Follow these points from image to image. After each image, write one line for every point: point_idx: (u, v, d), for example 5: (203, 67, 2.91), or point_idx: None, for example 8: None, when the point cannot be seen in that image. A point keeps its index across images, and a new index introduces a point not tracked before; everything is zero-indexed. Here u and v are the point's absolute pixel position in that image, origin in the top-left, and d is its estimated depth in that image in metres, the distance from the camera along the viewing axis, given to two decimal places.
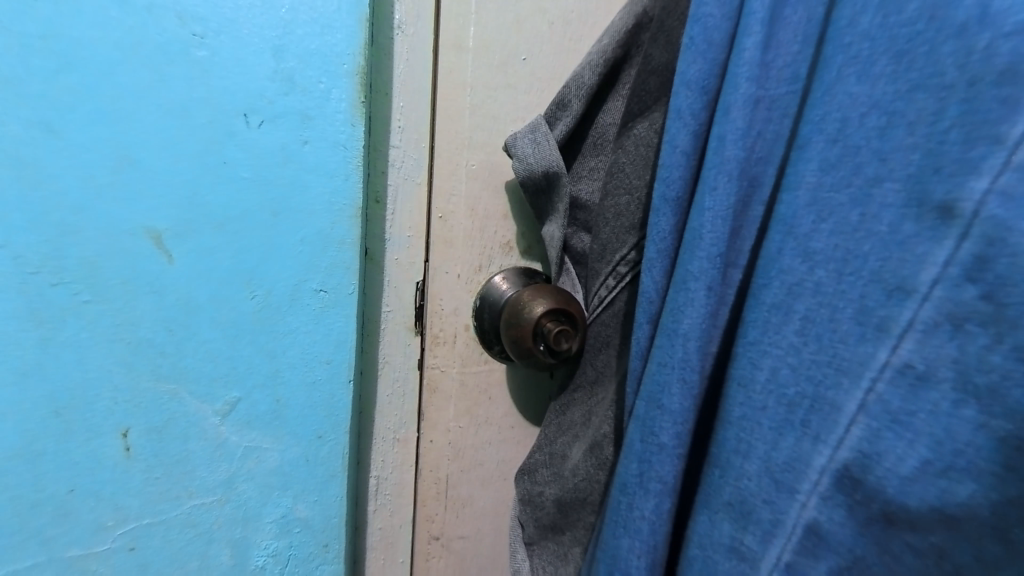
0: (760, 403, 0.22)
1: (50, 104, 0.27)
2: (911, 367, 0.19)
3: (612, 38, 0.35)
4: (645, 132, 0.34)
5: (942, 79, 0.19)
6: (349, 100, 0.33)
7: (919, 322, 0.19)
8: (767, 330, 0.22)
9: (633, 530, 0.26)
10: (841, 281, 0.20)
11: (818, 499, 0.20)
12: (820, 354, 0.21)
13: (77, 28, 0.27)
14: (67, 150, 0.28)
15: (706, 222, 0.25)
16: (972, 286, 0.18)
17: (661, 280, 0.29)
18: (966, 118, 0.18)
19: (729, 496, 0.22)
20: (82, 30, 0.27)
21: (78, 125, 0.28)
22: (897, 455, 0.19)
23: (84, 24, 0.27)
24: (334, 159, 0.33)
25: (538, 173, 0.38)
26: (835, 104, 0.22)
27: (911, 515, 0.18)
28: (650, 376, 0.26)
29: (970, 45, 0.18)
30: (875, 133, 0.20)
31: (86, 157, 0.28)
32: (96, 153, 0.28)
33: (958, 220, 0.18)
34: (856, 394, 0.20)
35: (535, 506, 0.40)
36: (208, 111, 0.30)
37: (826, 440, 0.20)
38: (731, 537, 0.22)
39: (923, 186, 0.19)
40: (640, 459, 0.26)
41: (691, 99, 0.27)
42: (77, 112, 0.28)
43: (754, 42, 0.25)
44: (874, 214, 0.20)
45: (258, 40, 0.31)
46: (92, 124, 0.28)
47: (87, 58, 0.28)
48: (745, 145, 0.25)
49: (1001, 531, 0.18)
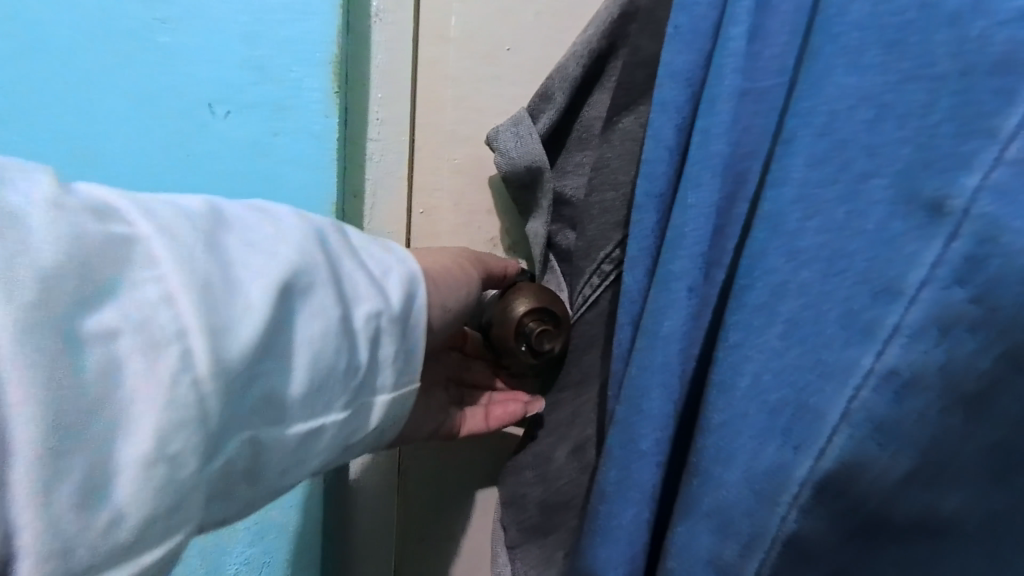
0: (741, 410, 0.20)
1: (32, 95, 0.30)
2: (896, 374, 0.18)
3: (598, 29, 0.34)
4: (631, 125, 0.34)
5: (933, 70, 0.18)
6: (324, 90, 0.31)
7: (905, 326, 0.18)
8: (750, 333, 0.20)
9: (611, 539, 0.25)
10: (825, 281, 0.19)
11: (798, 511, 0.19)
12: (803, 358, 0.19)
13: (49, 18, 0.29)
14: (45, 140, 0.30)
15: (689, 220, 0.24)
16: (961, 289, 0.17)
17: (644, 280, 0.28)
18: (958, 112, 0.18)
19: (708, 506, 0.20)
20: (56, 21, 0.29)
21: (53, 116, 0.30)
22: (881, 467, 0.18)
23: (56, 15, 0.29)
24: (310, 151, 0.32)
25: (521, 168, 0.37)
26: (824, 97, 0.20)
27: (898, 528, 0.19)
28: (630, 380, 0.25)
29: (964, 34, 0.18)
30: (863, 127, 0.19)
31: (58, 149, 0.30)
32: (68, 143, 0.30)
33: (948, 218, 0.17)
34: (840, 402, 0.18)
35: (518, 508, 0.37)
36: (174, 100, 0.30)
37: (807, 450, 0.19)
38: (710, 551, 0.20)
39: (913, 182, 0.18)
40: (620, 467, 0.25)
41: (676, 91, 0.27)
42: (55, 102, 0.30)
43: (740, 32, 0.24)
44: (862, 211, 0.19)
45: (226, 26, 0.30)
46: (65, 115, 0.30)
47: (59, 49, 0.30)
48: (730, 139, 0.24)
49: (986, 529, 0.19)
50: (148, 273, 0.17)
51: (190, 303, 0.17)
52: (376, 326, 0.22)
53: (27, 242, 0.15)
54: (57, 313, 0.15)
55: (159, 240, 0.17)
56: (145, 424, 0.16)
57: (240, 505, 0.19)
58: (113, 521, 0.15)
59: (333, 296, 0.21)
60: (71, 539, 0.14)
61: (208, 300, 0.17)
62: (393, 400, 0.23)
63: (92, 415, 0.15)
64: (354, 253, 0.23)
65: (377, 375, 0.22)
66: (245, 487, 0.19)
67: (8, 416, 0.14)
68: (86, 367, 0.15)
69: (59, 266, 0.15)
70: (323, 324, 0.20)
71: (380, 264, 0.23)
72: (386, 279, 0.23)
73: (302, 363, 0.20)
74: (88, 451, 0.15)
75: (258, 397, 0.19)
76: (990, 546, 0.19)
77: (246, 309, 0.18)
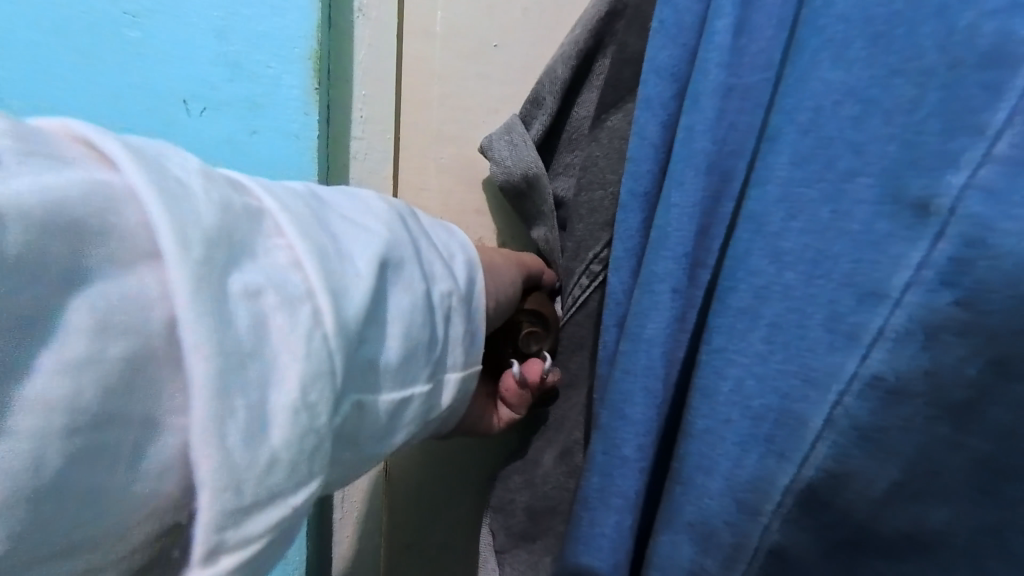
0: (723, 416, 0.20)
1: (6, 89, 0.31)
2: (881, 380, 0.17)
3: (585, 28, 0.34)
4: (620, 123, 0.33)
5: (922, 63, 0.17)
6: (302, 86, 0.32)
7: (890, 330, 0.17)
8: (731, 338, 0.20)
9: (594, 548, 0.25)
10: (810, 284, 0.19)
11: (780, 521, 0.18)
12: (787, 363, 0.19)
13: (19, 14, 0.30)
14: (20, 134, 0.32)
15: (672, 220, 0.24)
16: (948, 292, 0.16)
17: (629, 281, 0.27)
18: (945, 107, 0.17)
19: (690, 516, 0.20)
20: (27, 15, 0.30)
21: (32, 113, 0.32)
22: (867, 477, 0.17)
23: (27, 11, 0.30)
24: (287, 149, 0.33)
25: (517, 175, 0.36)
26: (809, 92, 0.20)
27: (882, 543, 0.17)
28: (614, 385, 0.25)
29: (951, 25, 0.17)
30: (848, 124, 0.19)
31: None
32: None
33: (934, 218, 0.16)
34: (823, 408, 0.18)
35: (506, 513, 0.36)
36: (149, 95, 0.31)
37: (791, 457, 0.18)
38: (692, 561, 0.20)
39: (899, 179, 0.17)
40: (602, 473, 0.25)
41: (661, 87, 0.26)
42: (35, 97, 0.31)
43: (725, 25, 0.24)
44: (847, 211, 0.18)
45: (200, 22, 0.31)
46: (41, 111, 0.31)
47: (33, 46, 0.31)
48: (715, 137, 0.24)
49: (973, 549, 0.17)
50: (277, 241, 0.17)
51: (315, 266, 0.17)
52: (444, 304, 0.23)
53: (182, 205, 0.15)
54: (217, 267, 0.15)
55: (282, 214, 0.18)
56: (293, 371, 0.16)
57: (342, 471, 0.20)
58: (272, 462, 0.15)
59: (416, 274, 0.22)
60: (241, 475, 0.14)
61: (327, 265, 0.18)
62: (459, 377, 0.24)
63: (253, 360, 0.15)
64: (423, 239, 0.24)
65: (449, 354, 0.24)
66: (359, 450, 0.20)
67: (188, 360, 0.14)
68: (244, 319, 0.15)
69: (214, 226, 0.15)
70: (416, 300, 0.21)
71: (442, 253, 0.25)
72: (448, 264, 0.25)
73: (399, 330, 0.20)
74: (247, 397, 0.15)
75: (371, 362, 0.19)
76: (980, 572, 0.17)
77: (358, 278, 0.19)
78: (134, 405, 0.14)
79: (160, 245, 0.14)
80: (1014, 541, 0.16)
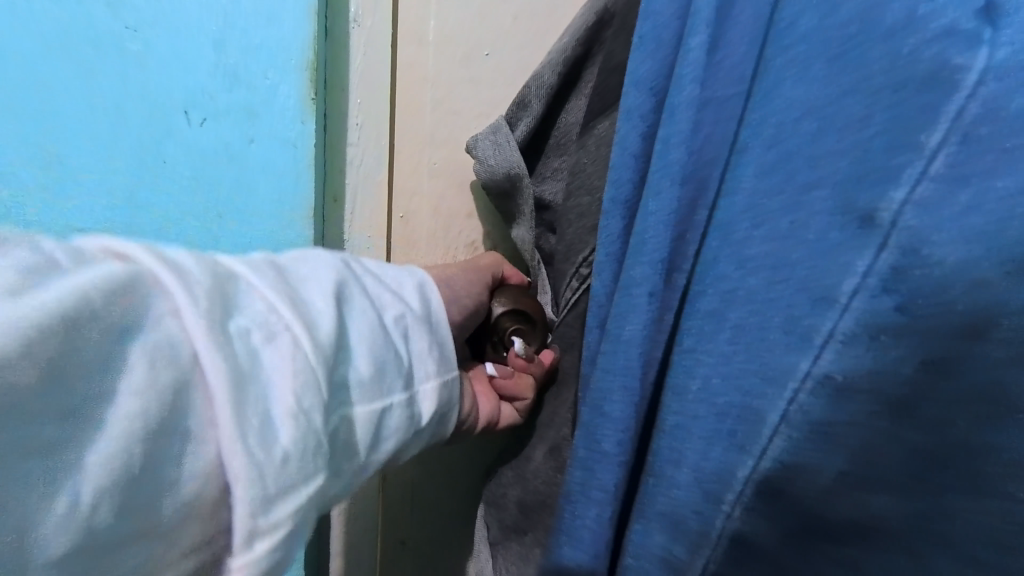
0: (692, 412, 0.21)
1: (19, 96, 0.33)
2: (831, 378, 0.18)
3: (572, 37, 0.35)
4: (605, 130, 0.34)
5: (869, 84, 0.19)
6: (298, 96, 0.34)
7: (838, 332, 0.18)
8: (701, 338, 0.22)
9: (575, 539, 0.26)
10: (771, 288, 0.20)
11: (742, 509, 0.20)
12: (749, 362, 0.20)
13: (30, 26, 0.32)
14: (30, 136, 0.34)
15: (650, 228, 0.25)
16: (888, 297, 0.17)
17: (610, 284, 0.29)
18: (891, 126, 0.18)
19: (661, 506, 0.22)
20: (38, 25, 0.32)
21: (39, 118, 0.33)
22: (814, 467, 0.18)
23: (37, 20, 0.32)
24: (282, 158, 0.35)
25: (500, 175, 0.38)
26: (773, 108, 0.21)
27: (833, 529, 0.19)
28: (595, 384, 0.26)
29: (897, 49, 0.18)
30: (806, 139, 0.20)
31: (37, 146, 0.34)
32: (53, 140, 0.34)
33: (877, 229, 0.18)
34: (779, 404, 0.19)
35: (499, 507, 0.39)
36: (151, 105, 0.33)
37: (750, 450, 0.19)
38: (664, 548, 0.22)
39: (850, 192, 0.19)
40: (583, 467, 0.26)
41: (641, 100, 0.28)
42: (45, 104, 0.33)
43: (699, 42, 0.25)
44: (805, 221, 0.20)
45: (199, 34, 0.33)
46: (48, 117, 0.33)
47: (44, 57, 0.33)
48: (689, 148, 0.25)
49: (910, 533, 0.18)
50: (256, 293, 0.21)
51: (289, 309, 0.21)
52: (403, 326, 0.26)
53: (183, 274, 0.19)
54: (218, 313, 0.19)
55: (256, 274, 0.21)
56: (288, 387, 0.19)
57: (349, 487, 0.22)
58: (286, 456, 0.18)
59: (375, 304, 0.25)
60: (262, 467, 0.17)
61: (297, 308, 0.21)
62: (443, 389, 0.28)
63: (256, 380, 0.18)
64: (381, 278, 0.28)
65: (421, 366, 0.26)
66: (360, 461, 0.22)
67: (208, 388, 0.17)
68: (242, 350, 0.18)
69: (206, 285, 0.19)
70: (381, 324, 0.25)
71: (401, 286, 0.28)
72: (406, 293, 0.28)
73: (374, 351, 0.23)
74: (257, 405, 0.18)
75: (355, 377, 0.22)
76: (913, 554, 0.18)
77: (328, 315, 0.22)
78: (176, 434, 0.17)
79: (173, 305, 0.18)
80: (953, 527, 0.17)
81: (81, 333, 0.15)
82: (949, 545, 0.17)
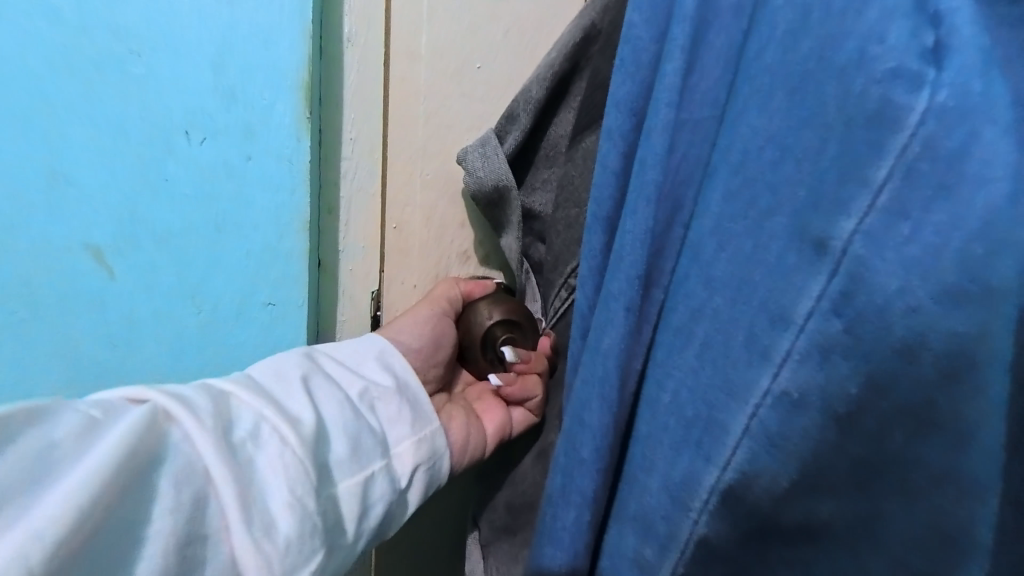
0: (664, 424, 0.23)
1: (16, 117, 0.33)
2: (788, 394, 0.19)
3: (559, 53, 0.36)
4: (592, 144, 0.35)
5: (823, 118, 0.20)
6: (293, 113, 0.34)
7: (795, 351, 0.19)
8: (672, 352, 0.23)
9: (556, 540, 0.28)
10: (734, 307, 0.21)
11: (707, 516, 0.21)
12: (714, 377, 0.21)
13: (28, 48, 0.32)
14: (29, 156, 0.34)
15: (627, 245, 0.26)
16: (837, 320, 0.19)
17: (592, 296, 0.30)
18: (842, 160, 0.19)
19: (634, 511, 0.23)
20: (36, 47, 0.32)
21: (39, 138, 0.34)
22: (771, 475, 0.20)
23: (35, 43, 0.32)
24: (277, 171, 0.35)
25: (488, 185, 0.39)
26: (740, 136, 0.23)
27: (786, 533, 0.21)
28: (575, 394, 0.28)
29: (848, 86, 0.19)
30: (769, 165, 0.21)
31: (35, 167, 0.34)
32: (53, 159, 0.34)
33: (829, 255, 0.19)
34: (740, 418, 0.20)
35: (490, 509, 0.40)
36: (152, 124, 0.34)
37: (714, 460, 0.21)
38: (635, 550, 0.23)
39: (806, 219, 0.20)
40: (564, 473, 0.28)
41: (621, 121, 0.29)
42: (45, 123, 0.33)
43: (675, 68, 0.26)
44: (765, 244, 0.21)
45: (198, 54, 0.33)
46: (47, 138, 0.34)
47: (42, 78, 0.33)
48: (664, 168, 0.26)
49: (851, 533, 0.20)
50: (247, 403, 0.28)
51: (274, 414, 0.28)
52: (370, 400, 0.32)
53: (189, 409, 0.26)
54: (219, 432, 0.26)
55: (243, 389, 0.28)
56: (280, 481, 0.26)
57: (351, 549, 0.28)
58: (286, 540, 0.25)
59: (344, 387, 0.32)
60: (266, 551, 0.24)
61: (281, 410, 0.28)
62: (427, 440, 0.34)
63: (254, 484, 0.25)
64: (353, 360, 0.34)
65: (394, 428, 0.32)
66: (353, 530, 0.28)
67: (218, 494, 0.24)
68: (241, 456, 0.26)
69: (207, 414, 0.26)
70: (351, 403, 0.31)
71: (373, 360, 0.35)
72: (370, 363, 0.35)
73: (352, 434, 0.30)
74: (258, 502, 0.25)
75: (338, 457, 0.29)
76: (853, 551, 0.20)
77: (306, 411, 0.29)
78: (206, 531, 0.24)
79: (184, 430, 0.25)
80: (881, 528, 0.20)
81: (134, 478, 0.23)
82: (878, 542, 0.20)
